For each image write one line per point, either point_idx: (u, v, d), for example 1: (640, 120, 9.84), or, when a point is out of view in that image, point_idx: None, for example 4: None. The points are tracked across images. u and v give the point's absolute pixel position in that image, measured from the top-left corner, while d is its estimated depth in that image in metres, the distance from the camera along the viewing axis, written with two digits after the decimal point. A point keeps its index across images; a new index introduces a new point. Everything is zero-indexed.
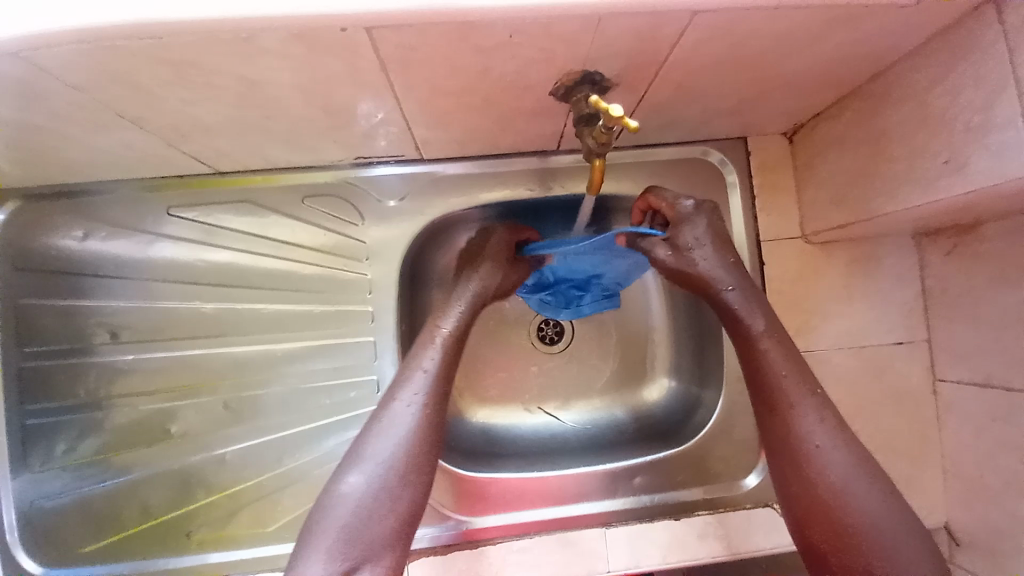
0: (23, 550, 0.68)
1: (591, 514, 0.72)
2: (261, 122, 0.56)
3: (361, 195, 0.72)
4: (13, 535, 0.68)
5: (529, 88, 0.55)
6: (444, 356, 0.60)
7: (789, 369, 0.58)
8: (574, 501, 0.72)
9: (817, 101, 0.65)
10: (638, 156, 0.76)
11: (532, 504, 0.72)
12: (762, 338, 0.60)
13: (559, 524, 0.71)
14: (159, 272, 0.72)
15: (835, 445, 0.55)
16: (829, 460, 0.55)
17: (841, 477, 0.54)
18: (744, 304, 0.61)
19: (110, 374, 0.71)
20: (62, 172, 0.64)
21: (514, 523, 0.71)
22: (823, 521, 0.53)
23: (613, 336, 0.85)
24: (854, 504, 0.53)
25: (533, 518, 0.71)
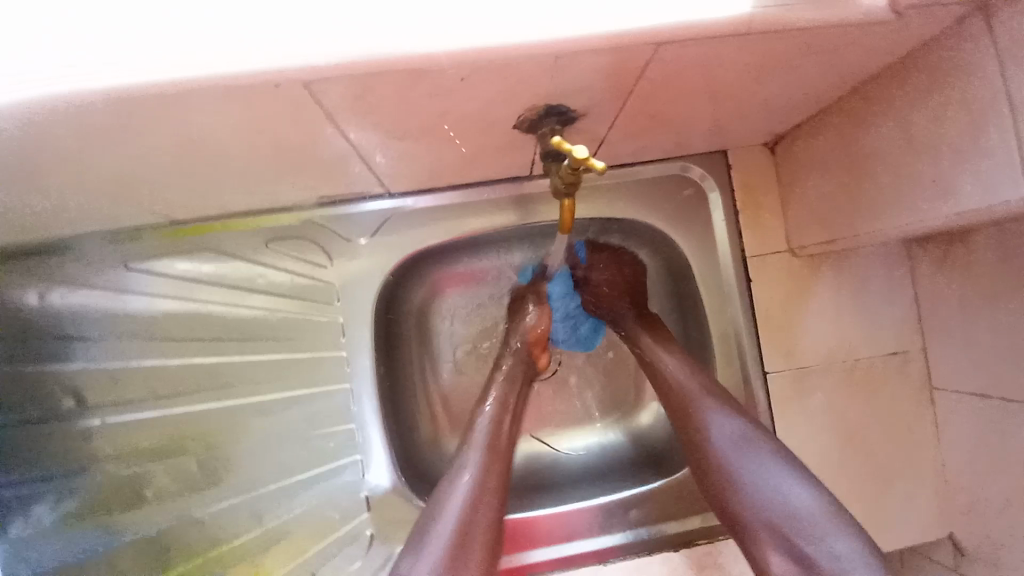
0: None
1: (587, 552, 0.70)
2: (208, 172, 0.53)
3: (328, 235, 0.69)
4: None
5: (492, 123, 0.51)
6: (481, 472, 0.58)
7: (699, 384, 0.64)
8: (570, 539, 0.70)
9: (798, 114, 0.62)
10: (614, 178, 0.72)
11: (528, 545, 0.70)
12: (670, 374, 0.66)
13: (556, 565, 0.69)
14: (120, 328, 0.68)
15: (724, 423, 0.60)
16: (742, 460, 0.58)
17: (737, 457, 0.58)
18: (677, 373, 0.65)
19: (79, 439, 0.67)
20: (1, 233, 0.60)
21: (510, 567, 0.69)
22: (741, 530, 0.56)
23: (603, 350, 0.82)
24: (786, 497, 0.55)
25: (553, 556, 0.69)
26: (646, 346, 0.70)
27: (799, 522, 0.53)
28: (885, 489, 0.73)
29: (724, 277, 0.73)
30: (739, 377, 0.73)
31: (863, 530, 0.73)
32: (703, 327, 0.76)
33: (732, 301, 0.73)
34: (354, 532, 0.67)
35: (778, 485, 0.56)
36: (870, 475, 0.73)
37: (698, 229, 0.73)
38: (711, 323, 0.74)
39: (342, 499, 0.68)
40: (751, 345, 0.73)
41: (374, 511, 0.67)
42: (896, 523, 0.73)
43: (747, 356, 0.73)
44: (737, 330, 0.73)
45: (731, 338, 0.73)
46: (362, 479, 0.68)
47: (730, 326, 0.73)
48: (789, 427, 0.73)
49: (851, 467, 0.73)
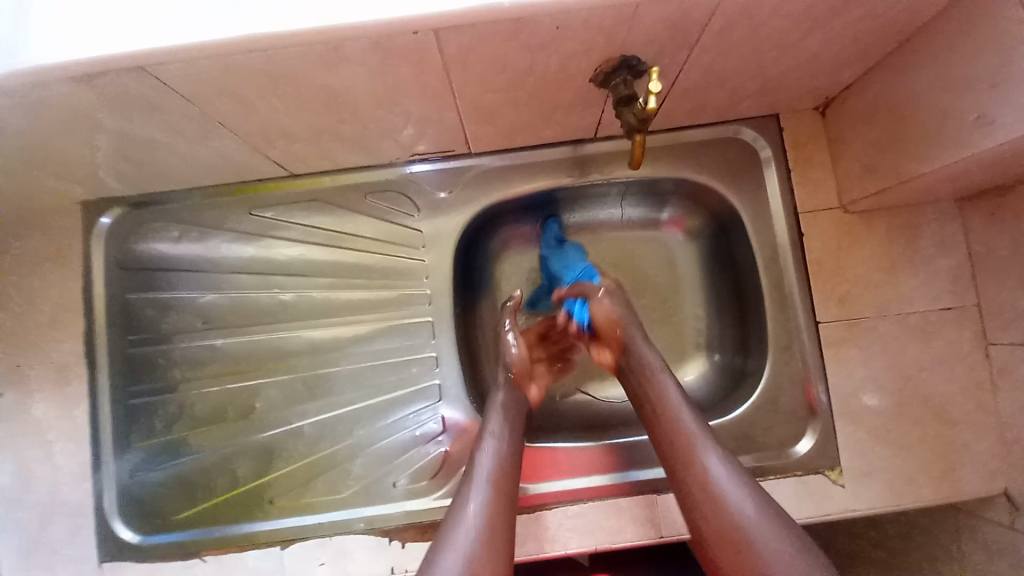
0: (116, 522, 0.76)
1: (619, 483, 0.74)
2: (333, 122, 0.63)
3: (415, 189, 0.79)
4: (111, 506, 0.76)
5: (571, 77, 0.60)
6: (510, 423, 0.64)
7: (679, 396, 0.61)
8: (606, 471, 0.75)
9: (848, 74, 0.67)
10: (671, 139, 0.79)
11: (568, 473, 0.75)
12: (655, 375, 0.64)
13: (594, 493, 0.74)
14: (237, 266, 0.80)
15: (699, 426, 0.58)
16: (719, 475, 0.54)
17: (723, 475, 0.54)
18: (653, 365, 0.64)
19: (198, 359, 0.80)
20: (158, 179, 0.73)
21: (550, 492, 0.74)
22: (713, 543, 0.51)
23: (646, 295, 0.89)
24: (738, 506, 0.52)
25: (590, 485, 0.74)
26: (635, 370, 0.65)
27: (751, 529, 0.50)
28: (939, 441, 0.75)
29: (775, 231, 0.78)
30: (789, 327, 0.77)
31: (917, 480, 0.74)
32: (754, 280, 0.80)
33: (783, 254, 0.78)
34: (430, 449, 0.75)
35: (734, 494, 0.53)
36: (924, 426, 0.75)
37: (750, 187, 0.79)
38: (763, 275, 0.78)
39: (420, 420, 0.76)
40: (803, 296, 0.77)
41: (450, 431, 0.75)
42: (954, 476, 0.74)
43: (799, 306, 0.77)
44: (788, 281, 0.77)
45: (783, 288, 0.77)
46: (437, 402, 0.76)
47: (782, 277, 0.78)
48: (840, 376, 0.76)
49: (904, 417, 0.75)
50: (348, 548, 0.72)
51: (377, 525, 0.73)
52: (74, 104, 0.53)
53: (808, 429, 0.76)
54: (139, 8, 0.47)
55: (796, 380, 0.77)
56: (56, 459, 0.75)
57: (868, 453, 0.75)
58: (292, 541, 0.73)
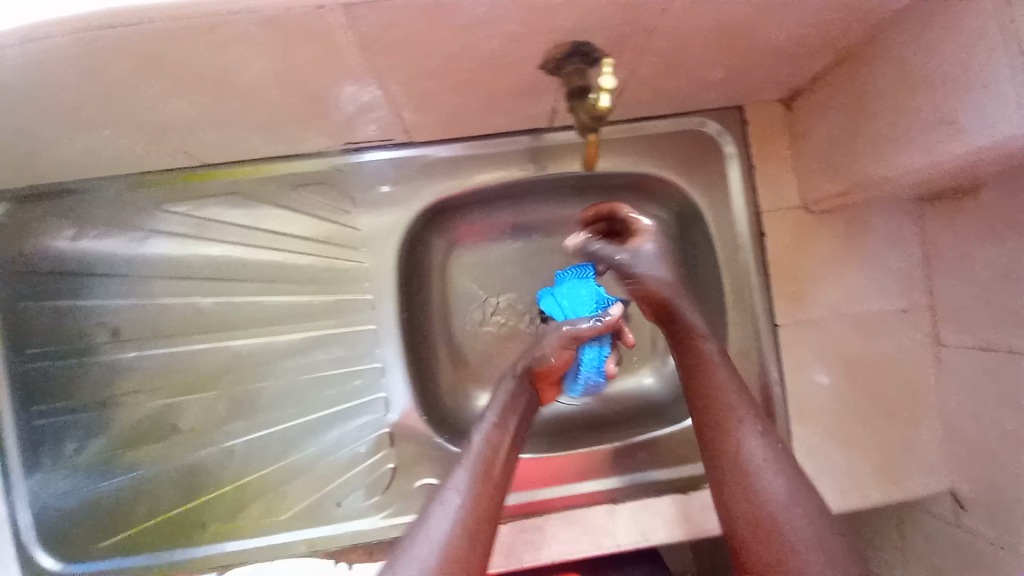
0: (36, 551, 0.69)
1: (595, 492, 0.73)
2: (241, 108, 0.54)
3: (352, 182, 0.71)
4: (28, 534, 0.69)
5: (513, 63, 0.53)
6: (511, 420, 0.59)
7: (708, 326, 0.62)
8: (580, 479, 0.73)
9: (814, 65, 0.63)
10: (632, 130, 0.74)
11: (539, 484, 0.73)
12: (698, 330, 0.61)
13: (567, 502, 0.73)
14: (153, 268, 0.71)
15: (755, 422, 0.55)
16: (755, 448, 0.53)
17: (757, 466, 0.51)
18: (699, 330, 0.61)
19: (113, 373, 0.71)
20: (44, 172, 0.63)
21: (523, 504, 0.73)
22: (758, 526, 0.48)
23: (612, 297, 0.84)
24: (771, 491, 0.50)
25: (563, 494, 0.73)
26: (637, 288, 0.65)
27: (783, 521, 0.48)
28: (886, 440, 0.75)
29: (737, 231, 0.75)
30: (749, 330, 0.75)
31: (863, 479, 0.75)
32: (716, 282, 0.77)
33: (744, 255, 0.75)
34: (376, 466, 0.70)
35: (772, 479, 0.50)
36: (874, 427, 0.75)
37: (712, 184, 0.74)
38: (724, 277, 0.75)
39: (364, 435, 0.71)
40: (762, 298, 0.75)
41: (397, 447, 0.70)
42: (898, 475, 0.75)
43: (758, 309, 0.75)
44: (749, 282, 0.75)
45: (743, 291, 0.75)
46: (384, 416, 0.71)
47: (742, 279, 0.75)
48: (796, 379, 0.74)
49: (854, 419, 0.75)
50: (289, 574, 0.68)
51: (321, 547, 0.69)
52: None
53: None
54: None
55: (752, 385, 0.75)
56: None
57: (818, 454, 0.75)
58: (230, 566, 0.68)
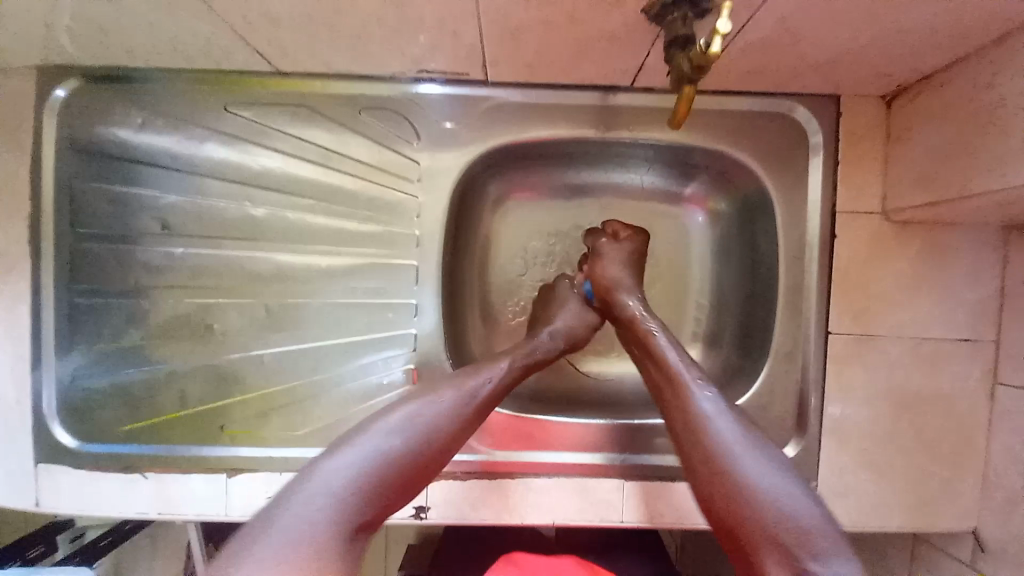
0: (55, 424, 0.70)
1: (595, 466, 0.70)
2: (325, 12, 0.52)
3: (420, 112, 0.69)
4: (48, 407, 0.70)
5: (620, 4, 0.49)
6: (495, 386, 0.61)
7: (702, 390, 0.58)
8: (583, 451, 0.71)
9: (935, 59, 0.58)
10: (716, 105, 0.70)
11: (539, 446, 0.71)
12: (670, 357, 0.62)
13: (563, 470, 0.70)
14: (207, 169, 0.71)
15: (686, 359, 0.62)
16: (722, 430, 0.54)
17: (734, 444, 0.53)
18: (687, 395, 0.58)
19: (159, 264, 0.72)
20: (117, 49, 0.62)
21: (517, 463, 0.70)
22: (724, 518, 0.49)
23: (656, 280, 0.83)
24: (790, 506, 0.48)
25: (558, 461, 0.70)
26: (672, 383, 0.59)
27: (791, 512, 0.47)
28: (920, 471, 0.72)
29: (806, 229, 0.71)
30: (797, 333, 0.72)
31: (888, 507, 0.72)
32: (772, 278, 0.73)
33: (808, 254, 0.71)
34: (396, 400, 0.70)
35: (785, 494, 0.49)
36: (911, 456, 0.72)
37: (789, 174, 0.70)
38: (782, 274, 0.71)
39: (391, 370, 0.71)
40: (819, 302, 0.71)
41: None
42: (924, 509, 0.72)
43: (812, 312, 0.71)
44: (808, 284, 0.71)
45: (800, 292, 0.71)
46: (410, 354, 0.71)
47: (802, 278, 0.71)
48: (840, 394, 0.71)
49: (893, 444, 0.72)
50: None
51: None
52: None
53: (791, 439, 0.72)
54: None
55: (790, 390, 0.72)
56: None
57: (847, 473, 0.72)
58: (239, 471, 0.69)
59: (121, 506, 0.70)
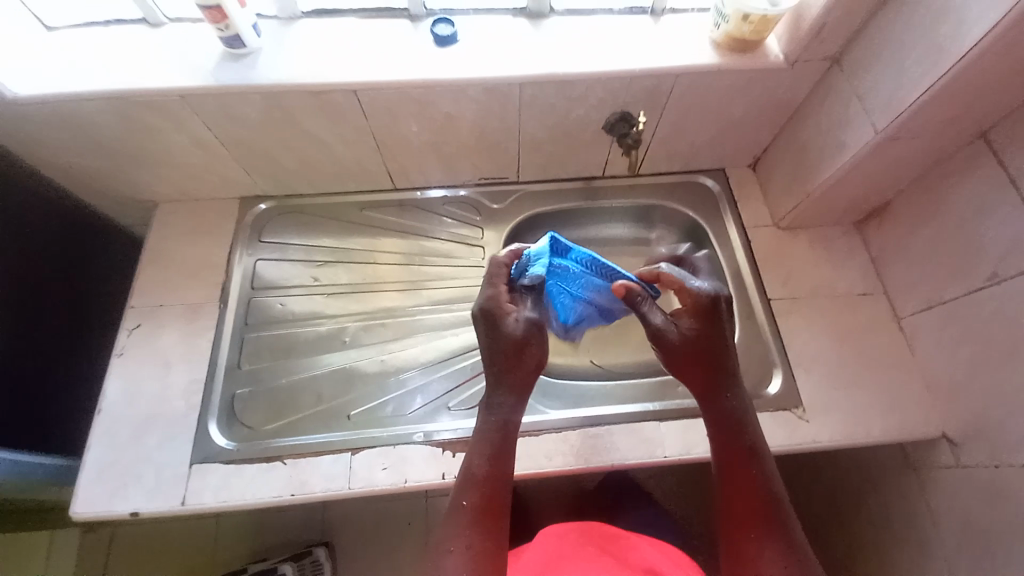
0: (211, 426, 0.89)
1: (637, 412, 0.93)
2: (440, 142, 1.00)
3: (479, 201, 1.13)
4: (211, 414, 0.90)
5: (593, 122, 0.98)
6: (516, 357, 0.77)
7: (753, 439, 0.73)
8: (623, 404, 0.94)
9: (763, 137, 1.08)
10: (655, 180, 1.16)
11: (590, 403, 0.95)
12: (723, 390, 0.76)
13: (613, 419, 0.92)
14: (345, 246, 1.09)
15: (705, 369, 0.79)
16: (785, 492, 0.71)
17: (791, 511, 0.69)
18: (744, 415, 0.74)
19: (306, 308, 1.03)
20: (306, 181, 1.07)
21: (577, 418, 0.92)
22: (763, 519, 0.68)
23: None
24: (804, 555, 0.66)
25: (607, 412, 0.93)
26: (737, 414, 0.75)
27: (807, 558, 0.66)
28: (880, 389, 0.95)
29: (732, 239, 1.10)
30: (751, 303, 1.04)
31: (868, 419, 0.93)
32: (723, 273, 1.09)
33: (739, 253, 1.08)
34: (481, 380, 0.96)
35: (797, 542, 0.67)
36: (869, 378, 0.96)
37: (711, 211, 1.13)
38: (728, 267, 1.07)
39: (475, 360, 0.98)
40: (758, 280, 1.05)
41: None
42: (897, 418, 0.93)
43: (755, 287, 1.04)
44: (746, 271, 1.06)
45: (743, 276, 1.06)
46: None
47: (741, 268, 1.07)
48: (797, 340, 0.99)
49: (850, 370, 0.97)
50: (409, 452, 0.87)
51: (435, 436, 0.89)
52: (303, 111, 0.89)
53: (774, 374, 0.97)
54: (362, 65, 0.87)
55: (760, 342, 1.00)
56: (172, 375, 0.92)
57: (826, 396, 0.94)
58: (361, 448, 0.87)
59: (260, 493, 0.84)
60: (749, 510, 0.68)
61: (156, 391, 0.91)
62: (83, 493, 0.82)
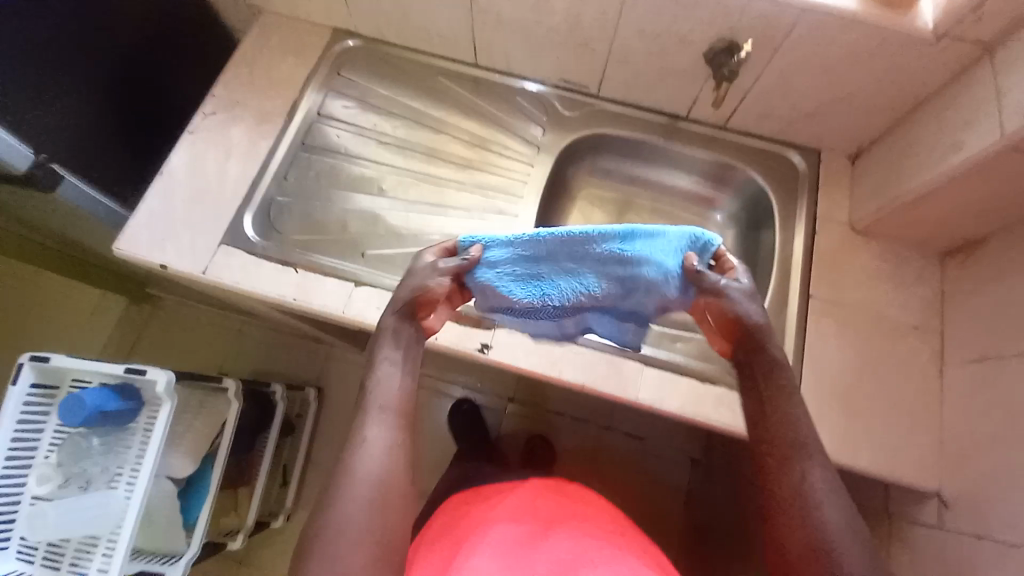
0: (245, 217, 0.97)
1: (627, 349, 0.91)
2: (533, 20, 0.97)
3: (552, 103, 1.10)
4: (249, 208, 0.98)
5: (692, 45, 0.93)
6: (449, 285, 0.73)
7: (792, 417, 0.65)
8: (616, 336, 0.93)
9: (875, 124, 0.96)
10: (738, 138, 1.08)
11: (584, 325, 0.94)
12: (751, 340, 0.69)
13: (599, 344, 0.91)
14: (414, 104, 1.10)
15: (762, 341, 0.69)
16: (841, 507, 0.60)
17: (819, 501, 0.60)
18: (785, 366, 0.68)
19: (360, 150, 1.08)
20: (398, 29, 1.09)
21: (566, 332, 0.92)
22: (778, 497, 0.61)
23: None
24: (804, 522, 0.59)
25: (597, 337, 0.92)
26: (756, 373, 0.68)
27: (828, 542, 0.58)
28: (889, 422, 0.87)
29: (795, 223, 1.01)
30: (787, 292, 0.97)
31: (861, 444, 0.86)
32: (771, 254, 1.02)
33: (795, 240, 1.00)
34: None
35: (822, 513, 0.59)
36: (881, 407, 0.88)
37: (785, 189, 1.04)
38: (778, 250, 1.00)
39: None
40: (804, 272, 0.97)
41: None
42: (893, 456, 0.86)
43: (798, 278, 0.97)
44: (796, 259, 0.98)
45: (790, 263, 0.99)
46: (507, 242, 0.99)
47: (792, 254, 0.99)
48: (819, 343, 0.93)
49: (864, 392, 0.89)
50: None
51: None
52: None
53: None
54: None
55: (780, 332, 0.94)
56: (226, 163, 1.00)
57: (825, 406, 0.88)
58: (364, 283, 0.93)
59: (267, 287, 0.92)
60: (773, 466, 0.63)
61: (210, 171, 1.00)
62: (130, 231, 0.94)
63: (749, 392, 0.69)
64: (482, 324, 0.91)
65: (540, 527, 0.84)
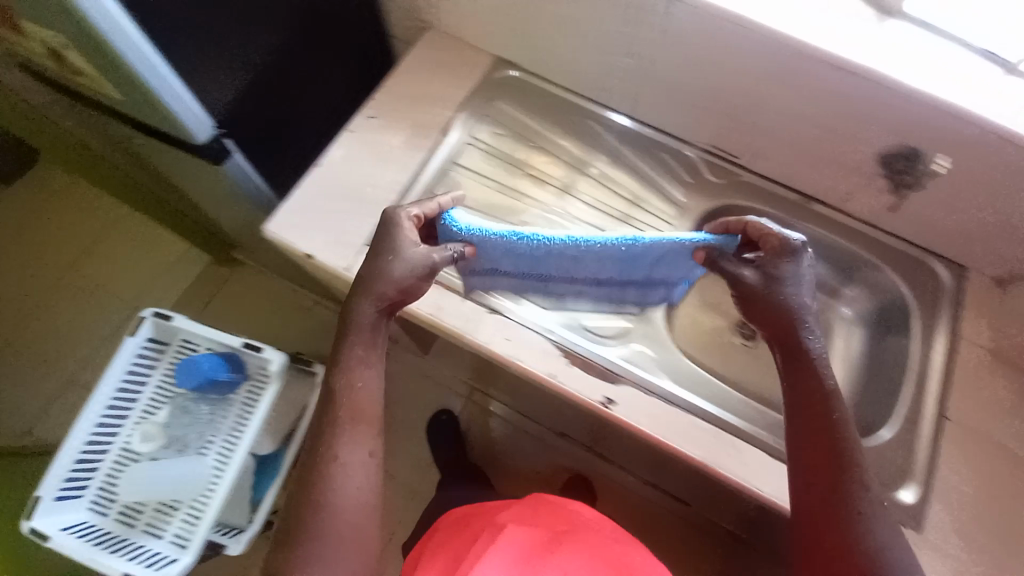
0: (389, 224, 0.99)
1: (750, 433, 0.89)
2: (705, 89, 0.97)
3: (699, 168, 1.11)
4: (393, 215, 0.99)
5: (864, 143, 0.92)
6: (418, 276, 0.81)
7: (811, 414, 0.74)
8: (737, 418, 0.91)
9: None
10: (880, 238, 1.06)
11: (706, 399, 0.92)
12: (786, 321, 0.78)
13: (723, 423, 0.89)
14: (564, 146, 1.13)
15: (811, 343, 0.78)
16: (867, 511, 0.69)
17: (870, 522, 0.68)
18: (823, 357, 0.76)
19: (506, 179, 1.10)
20: (560, 68, 1.10)
21: (690, 403, 0.90)
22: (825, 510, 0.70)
23: None
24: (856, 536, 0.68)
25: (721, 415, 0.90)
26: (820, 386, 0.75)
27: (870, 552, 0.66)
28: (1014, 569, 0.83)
29: (933, 338, 0.98)
30: (916, 407, 0.94)
31: None
32: (902, 364, 1.00)
33: (931, 355, 0.97)
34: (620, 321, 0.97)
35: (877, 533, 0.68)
36: (1006, 551, 0.84)
37: (925, 300, 1.02)
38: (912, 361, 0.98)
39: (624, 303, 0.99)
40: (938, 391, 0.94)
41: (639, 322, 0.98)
42: None
43: (931, 396, 0.94)
44: (931, 376, 0.95)
45: (924, 378, 0.96)
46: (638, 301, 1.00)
47: (925, 370, 0.96)
48: (944, 470, 0.89)
49: (989, 531, 0.85)
50: (532, 340, 0.92)
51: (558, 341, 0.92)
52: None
53: (908, 485, 0.88)
54: None
55: (907, 448, 0.91)
56: (380, 168, 1.02)
57: (948, 536, 0.85)
58: (496, 313, 0.93)
59: None
60: (820, 473, 0.71)
61: (363, 173, 1.02)
62: (283, 218, 0.97)
63: (802, 407, 0.76)
64: (608, 378, 0.90)
65: (540, 545, 0.93)
